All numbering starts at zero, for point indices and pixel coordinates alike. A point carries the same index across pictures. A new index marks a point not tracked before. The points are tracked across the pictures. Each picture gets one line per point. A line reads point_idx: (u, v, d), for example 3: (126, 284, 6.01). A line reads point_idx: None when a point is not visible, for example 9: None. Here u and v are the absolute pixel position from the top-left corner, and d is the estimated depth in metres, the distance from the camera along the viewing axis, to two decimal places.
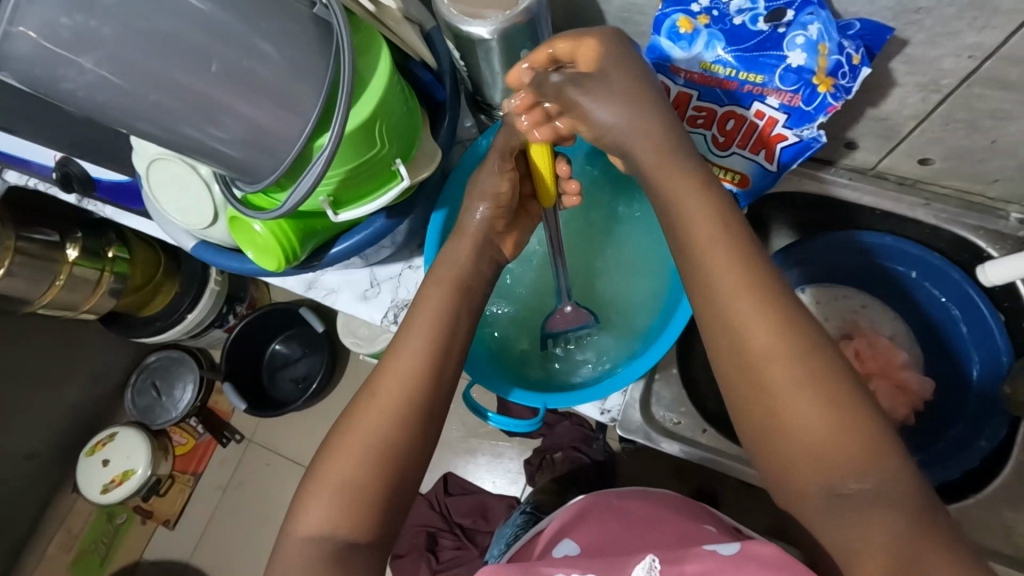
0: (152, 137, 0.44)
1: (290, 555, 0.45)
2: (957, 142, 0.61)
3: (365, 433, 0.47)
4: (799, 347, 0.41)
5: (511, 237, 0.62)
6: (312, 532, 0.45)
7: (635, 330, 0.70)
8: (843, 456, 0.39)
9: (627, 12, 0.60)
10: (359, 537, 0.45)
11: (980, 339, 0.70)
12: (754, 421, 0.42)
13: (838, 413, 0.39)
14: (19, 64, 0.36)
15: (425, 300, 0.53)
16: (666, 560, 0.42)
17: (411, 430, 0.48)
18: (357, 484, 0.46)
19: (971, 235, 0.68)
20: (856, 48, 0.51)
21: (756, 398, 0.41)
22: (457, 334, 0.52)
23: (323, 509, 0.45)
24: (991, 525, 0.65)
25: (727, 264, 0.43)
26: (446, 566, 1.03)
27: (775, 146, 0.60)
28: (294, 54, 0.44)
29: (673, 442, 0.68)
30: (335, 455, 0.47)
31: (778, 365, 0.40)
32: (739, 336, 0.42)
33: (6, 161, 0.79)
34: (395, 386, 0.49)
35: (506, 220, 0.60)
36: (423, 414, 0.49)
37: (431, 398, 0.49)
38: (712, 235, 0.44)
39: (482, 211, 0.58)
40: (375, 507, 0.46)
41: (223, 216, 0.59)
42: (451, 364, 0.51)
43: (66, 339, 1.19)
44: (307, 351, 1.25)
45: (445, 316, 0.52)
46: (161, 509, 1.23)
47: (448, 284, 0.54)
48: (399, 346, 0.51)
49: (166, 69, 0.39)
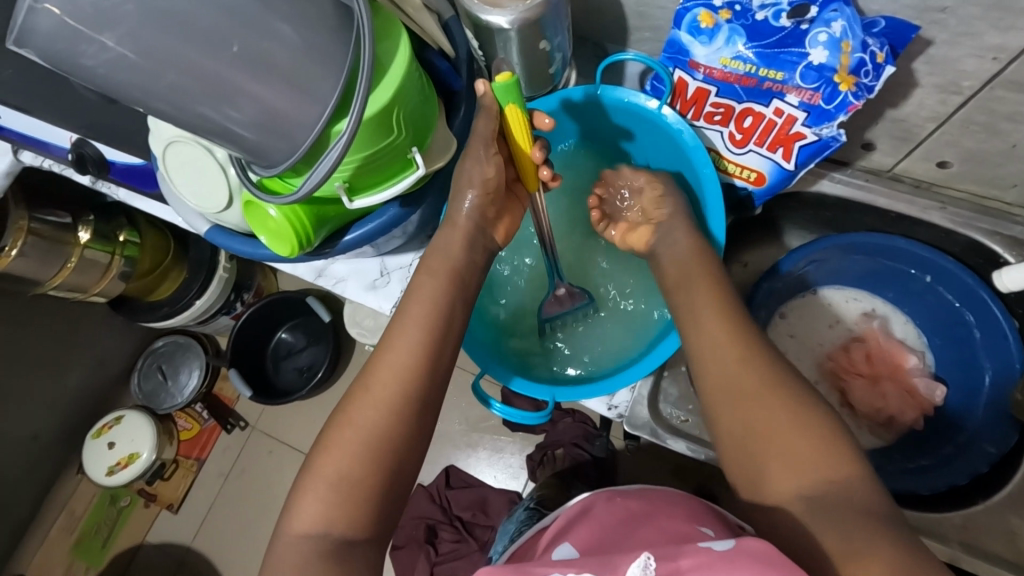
0: (168, 116, 0.44)
1: (287, 554, 0.44)
2: (975, 146, 0.60)
3: (358, 425, 0.47)
4: (772, 373, 0.48)
5: (501, 224, 0.62)
6: (307, 530, 0.45)
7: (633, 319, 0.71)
8: (813, 462, 0.44)
9: (644, 6, 0.60)
10: (356, 534, 0.45)
11: (993, 346, 0.68)
12: (736, 439, 0.48)
13: (806, 426, 0.45)
14: (41, 40, 0.36)
15: (417, 290, 0.54)
16: (660, 554, 0.40)
17: (408, 422, 0.48)
18: (353, 478, 0.46)
19: (986, 240, 0.68)
20: (881, 46, 0.50)
21: (739, 419, 0.48)
22: (455, 322, 0.54)
23: (320, 504, 0.45)
24: (996, 531, 0.64)
25: (704, 300, 0.54)
26: (445, 559, 1.03)
27: (793, 144, 0.61)
28: (311, 35, 0.43)
29: (679, 439, 0.67)
30: (331, 447, 0.47)
31: (754, 384, 0.48)
32: (720, 360, 0.50)
33: (21, 141, 0.79)
34: (391, 377, 0.49)
35: (495, 207, 0.59)
36: (420, 403, 0.49)
37: (427, 389, 0.50)
38: (708, 289, 0.54)
39: (471, 199, 0.57)
40: (372, 500, 0.46)
41: (238, 201, 0.59)
42: (447, 353, 0.52)
43: (74, 322, 1.19)
44: (311, 341, 1.25)
45: (442, 306, 0.53)
46: (165, 493, 1.25)
47: (442, 276, 0.55)
48: (392, 337, 0.51)
49: (184, 49, 0.39)
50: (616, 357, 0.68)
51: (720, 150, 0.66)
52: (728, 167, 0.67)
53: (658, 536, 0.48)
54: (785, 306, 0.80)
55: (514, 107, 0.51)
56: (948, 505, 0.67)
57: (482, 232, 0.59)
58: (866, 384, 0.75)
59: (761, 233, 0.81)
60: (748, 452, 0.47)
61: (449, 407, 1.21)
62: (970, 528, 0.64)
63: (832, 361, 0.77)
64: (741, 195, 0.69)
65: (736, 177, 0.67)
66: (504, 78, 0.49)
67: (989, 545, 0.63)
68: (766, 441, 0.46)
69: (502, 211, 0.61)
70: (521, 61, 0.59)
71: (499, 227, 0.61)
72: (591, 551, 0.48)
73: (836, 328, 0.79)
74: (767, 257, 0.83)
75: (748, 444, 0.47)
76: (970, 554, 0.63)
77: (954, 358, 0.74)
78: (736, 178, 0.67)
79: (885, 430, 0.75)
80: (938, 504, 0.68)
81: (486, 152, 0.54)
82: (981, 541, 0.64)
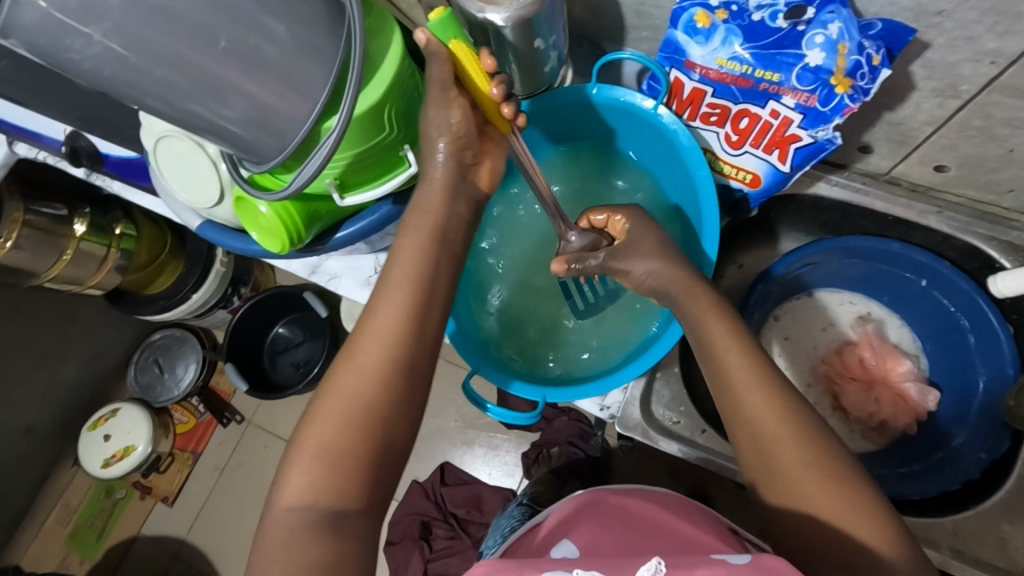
0: (158, 113, 0.44)
1: (273, 530, 0.41)
2: (972, 150, 0.60)
3: (341, 394, 0.44)
4: (791, 412, 0.47)
5: (483, 167, 0.56)
6: (293, 503, 0.41)
7: (633, 308, 0.71)
8: (843, 511, 0.43)
9: (642, 5, 0.59)
10: (347, 504, 0.42)
11: (988, 351, 0.68)
12: (761, 474, 0.47)
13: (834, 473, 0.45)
14: (25, 34, 0.36)
15: (400, 250, 0.50)
16: (672, 563, 0.39)
17: (396, 388, 0.45)
18: (340, 448, 0.43)
19: (983, 244, 0.67)
20: (877, 48, 0.49)
21: (764, 459, 0.47)
22: (439, 276, 0.50)
23: (305, 476, 0.42)
24: (989, 539, 0.64)
25: (723, 336, 0.51)
26: (439, 555, 1.03)
27: (789, 147, 0.60)
28: (302, 33, 0.43)
29: (671, 442, 0.67)
30: (316, 418, 0.44)
31: (776, 426, 0.47)
32: (742, 406, 0.48)
33: (15, 133, 0.78)
34: (375, 342, 0.46)
35: (472, 150, 0.54)
36: (408, 367, 0.46)
37: (412, 350, 0.47)
38: (719, 320, 0.52)
39: (444, 149, 0.52)
40: (361, 473, 0.43)
41: (229, 195, 0.59)
42: (433, 316, 0.49)
43: (69, 315, 1.19)
44: (309, 336, 1.24)
45: (429, 270, 0.50)
46: (160, 486, 1.25)
47: (427, 229, 0.51)
48: (375, 301, 0.48)
49: (172, 44, 0.38)
50: (607, 357, 0.69)
51: (716, 150, 0.65)
52: (724, 168, 0.66)
53: (673, 545, 0.48)
54: (779, 309, 0.79)
55: (457, 43, 0.47)
56: (938, 512, 0.67)
57: (464, 179, 0.54)
58: (860, 388, 0.74)
59: (757, 236, 0.81)
60: (779, 491, 0.46)
61: (445, 404, 1.21)
62: (960, 535, 0.64)
63: (827, 365, 0.77)
64: (737, 197, 0.68)
65: (732, 178, 0.67)
66: (438, 13, 0.47)
67: (980, 553, 0.63)
68: (795, 483, 0.45)
69: (489, 162, 0.56)
70: (515, 59, 0.59)
71: (481, 170, 0.56)
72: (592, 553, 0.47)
73: (829, 332, 0.79)
74: (764, 259, 0.82)
75: (773, 484, 0.46)
76: (960, 560, 0.63)
77: (949, 362, 0.74)
78: (731, 180, 0.67)
79: (876, 433, 0.75)
80: (931, 509, 0.68)
81: (446, 96, 0.49)
82: (970, 548, 0.64)
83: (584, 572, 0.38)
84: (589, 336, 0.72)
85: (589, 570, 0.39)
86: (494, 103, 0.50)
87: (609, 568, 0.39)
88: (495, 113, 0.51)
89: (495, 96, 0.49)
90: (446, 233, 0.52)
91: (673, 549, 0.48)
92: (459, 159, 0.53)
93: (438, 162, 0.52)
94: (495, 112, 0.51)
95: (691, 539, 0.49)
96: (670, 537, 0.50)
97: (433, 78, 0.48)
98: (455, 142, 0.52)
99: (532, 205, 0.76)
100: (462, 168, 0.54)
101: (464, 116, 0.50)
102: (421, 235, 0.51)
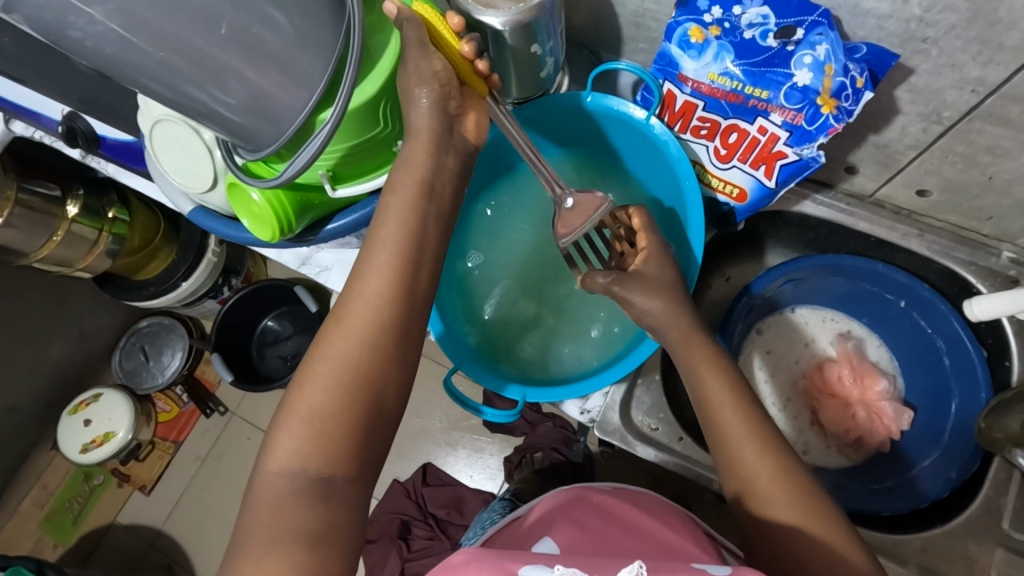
0: (156, 95, 0.44)
1: (261, 496, 0.41)
2: (953, 175, 0.61)
3: (330, 357, 0.45)
4: None
5: (468, 119, 0.54)
6: (283, 467, 0.42)
7: (602, 323, 0.72)
8: None
9: (638, 16, 0.61)
10: (335, 471, 0.42)
11: (962, 373, 0.70)
12: None
13: None
14: (29, 8, 0.36)
15: (387, 210, 0.50)
16: (653, 565, 0.39)
17: (384, 350, 0.46)
18: (328, 413, 0.43)
19: (962, 269, 0.69)
20: (861, 71, 0.51)
21: None
22: (427, 244, 0.50)
23: (294, 441, 0.42)
24: (956, 557, 0.64)
25: None
26: (417, 556, 1.02)
27: (775, 163, 0.61)
28: (304, 25, 0.44)
29: (649, 447, 0.68)
30: (305, 383, 0.44)
31: None
32: None
33: (12, 109, 0.78)
34: (363, 306, 0.46)
35: (456, 100, 0.52)
36: (399, 329, 0.47)
37: (401, 314, 0.47)
38: None
39: (428, 98, 0.49)
40: (350, 438, 0.43)
41: (223, 182, 0.59)
42: (422, 279, 0.49)
43: (58, 295, 1.19)
44: (298, 330, 1.24)
45: (420, 256, 0.49)
46: (138, 474, 1.25)
47: (414, 187, 0.50)
48: (364, 265, 0.48)
49: (176, 30, 0.39)
50: (579, 366, 0.69)
51: (704, 163, 0.66)
52: (712, 181, 0.68)
53: (651, 550, 0.49)
54: (762, 322, 0.81)
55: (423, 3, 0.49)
56: (909, 527, 0.68)
57: (451, 133, 0.52)
58: (842, 403, 0.75)
59: (745, 249, 0.82)
60: None
61: (429, 404, 1.22)
62: (929, 551, 0.65)
63: (807, 380, 0.78)
64: (725, 210, 0.69)
65: (719, 192, 0.68)
66: None
67: (946, 570, 0.64)
68: None
69: (476, 117, 0.54)
70: (510, 61, 0.58)
71: (466, 122, 0.54)
72: (572, 550, 0.48)
73: (812, 347, 0.80)
74: (750, 273, 0.84)
75: None
76: None
77: (926, 382, 0.75)
78: (718, 193, 0.68)
79: (854, 449, 0.75)
80: (902, 526, 0.69)
81: (426, 53, 0.48)
82: (940, 566, 0.64)
83: (564, 567, 0.38)
84: (560, 347, 0.72)
85: (569, 566, 0.39)
86: (467, 62, 0.51)
87: (589, 565, 0.39)
88: (472, 75, 0.52)
89: (466, 55, 0.50)
90: (433, 188, 0.51)
91: (651, 552, 0.49)
92: (443, 110, 0.50)
93: (421, 111, 0.50)
94: (470, 72, 0.52)
95: (668, 547, 0.50)
96: (647, 540, 0.50)
97: (410, 39, 0.48)
98: (439, 93, 0.49)
99: (517, 210, 0.77)
100: (447, 119, 0.51)
101: (446, 69, 0.49)
102: (408, 193, 0.50)
